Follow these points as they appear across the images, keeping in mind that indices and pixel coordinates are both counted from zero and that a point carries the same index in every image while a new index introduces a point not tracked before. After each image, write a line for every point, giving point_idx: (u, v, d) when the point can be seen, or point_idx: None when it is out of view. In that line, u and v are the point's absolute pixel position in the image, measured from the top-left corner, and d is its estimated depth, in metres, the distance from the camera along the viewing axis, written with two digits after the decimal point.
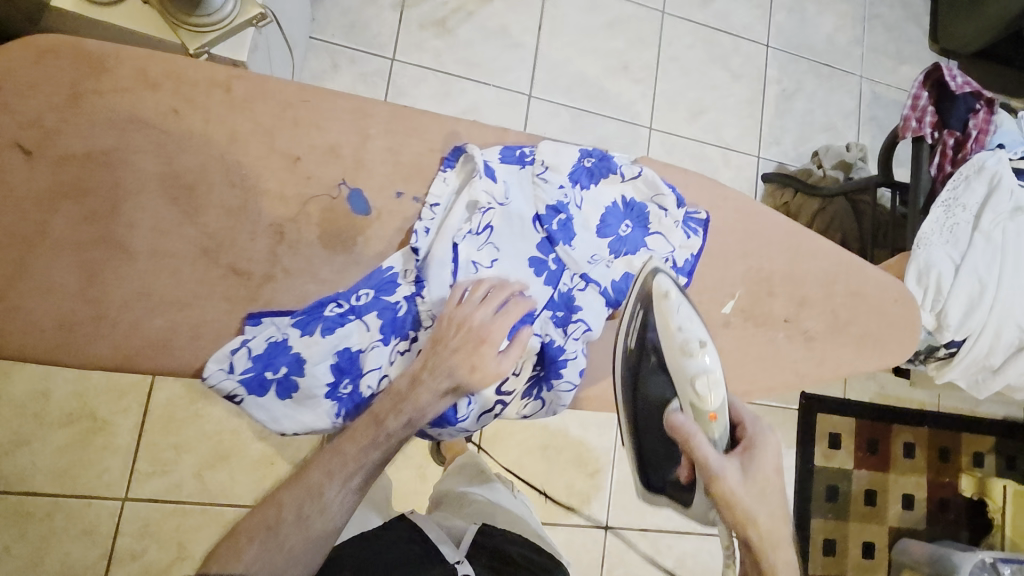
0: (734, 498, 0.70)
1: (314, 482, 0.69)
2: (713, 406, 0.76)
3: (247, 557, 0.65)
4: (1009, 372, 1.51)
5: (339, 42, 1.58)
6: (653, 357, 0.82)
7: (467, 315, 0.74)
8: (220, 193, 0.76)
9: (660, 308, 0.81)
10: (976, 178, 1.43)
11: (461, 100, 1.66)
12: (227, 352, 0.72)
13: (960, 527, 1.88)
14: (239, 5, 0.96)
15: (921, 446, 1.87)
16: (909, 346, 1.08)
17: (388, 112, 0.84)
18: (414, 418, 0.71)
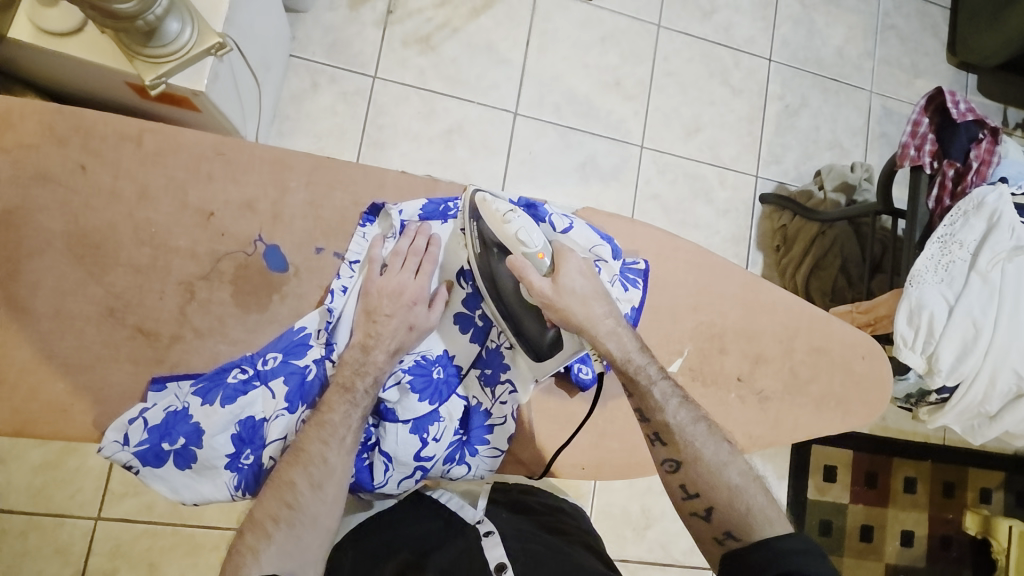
0: (558, 304, 0.75)
1: (313, 454, 0.71)
2: (537, 246, 0.75)
3: (277, 539, 0.68)
4: (1006, 420, 1.40)
5: (320, 60, 1.52)
6: (495, 250, 0.78)
7: (391, 281, 0.77)
8: (129, 251, 0.74)
9: (483, 208, 0.77)
10: (974, 214, 1.32)
11: (445, 119, 1.58)
12: (125, 421, 0.71)
13: (963, 566, 1.78)
14: (197, 33, 0.94)
15: (923, 481, 1.77)
16: (880, 405, 1.02)
17: (310, 164, 0.81)
18: (379, 375, 0.75)
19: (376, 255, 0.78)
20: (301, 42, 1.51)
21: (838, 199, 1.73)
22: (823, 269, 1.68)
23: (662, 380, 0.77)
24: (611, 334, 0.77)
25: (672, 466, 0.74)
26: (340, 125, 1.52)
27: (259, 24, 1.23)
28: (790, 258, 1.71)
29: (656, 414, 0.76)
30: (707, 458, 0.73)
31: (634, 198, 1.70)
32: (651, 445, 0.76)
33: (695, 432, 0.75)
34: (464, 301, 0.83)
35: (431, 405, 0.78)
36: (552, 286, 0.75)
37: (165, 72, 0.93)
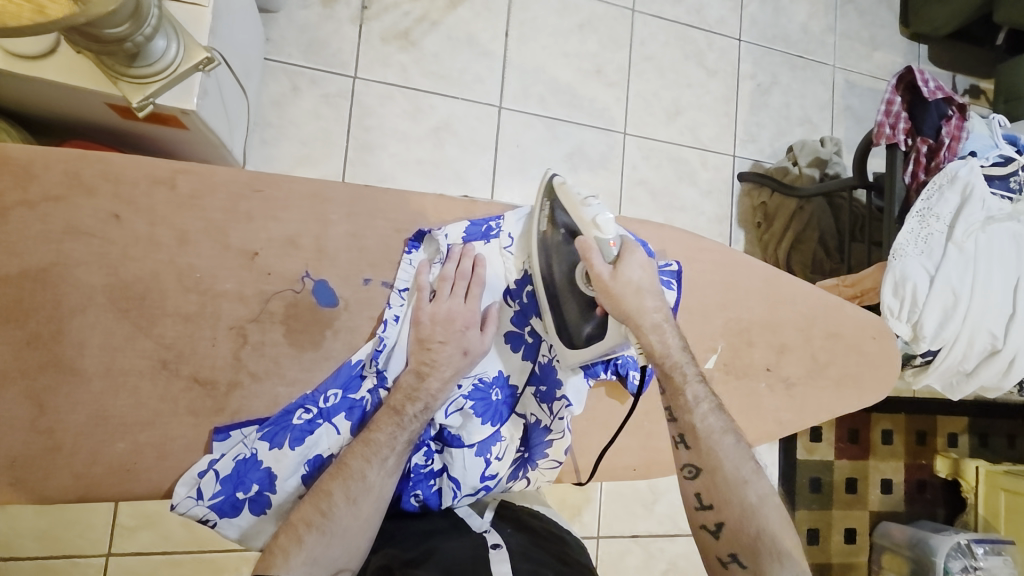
0: (612, 290, 0.75)
1: (354, 469, 0.68)
2: (609, 234, 0.78)
3: (308, 544, 0.62)
4: (981, 375, 1.50)
5: (297, 62, 1.42)
6: (563, 231, 0.81)
7: (441, 308, 0.76)
8: (174, 300, 0.72)
9: (562, 191, 0.82)
10: (948, 188, 1.38)
11: (432, 117, 1.51)
12: (195, 475, 0.71)
13: (937, 506, 1.94)
14: (184, 48, 0.86)
15: (899, 432, 1.90)
16: (888, 379, 1.09)
17: (348, 195, 0.80)
18: (431, 402, 0.73)
19: (424, 283, 0.77)
20: (276, 43, 1.40)
21: (813, 174, 1.77)
22: (803, 243, 1.75)
23: (698, 384, 0.75)
24: (655, 328, 0.76)
25: (692, 472, 0.74)
26: (324, 130, 1.44)
27: (237, 30, 1.15)
28: (771, 234, 1.76)
29: (685, 415, 0.75)
30: (727, 472, 0.72)
31: (622, 184, 1.69)
32: (675, 446, 0.75)
33: (718, 443, 0.73)
34: (512, 320, 0.84)
35: (493, 426, 0.81)
36: (610, 272, 0.76)
37: (153, 93, 0.85)
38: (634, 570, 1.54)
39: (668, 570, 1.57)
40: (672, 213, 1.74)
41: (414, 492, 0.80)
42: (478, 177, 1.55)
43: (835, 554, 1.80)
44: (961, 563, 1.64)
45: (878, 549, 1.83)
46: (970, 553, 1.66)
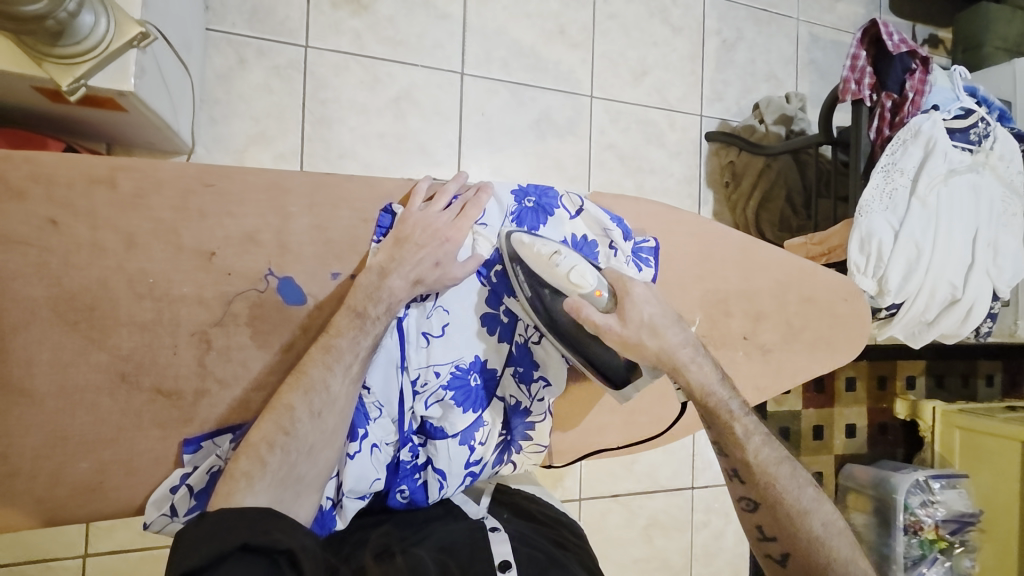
0: (630, 340, 0.73)
1: (316, 380, 0.67)
2: (591, 285, 0.75)
3: (272, 465, 0.62)
4: (942, 323, 1.54)
5: (241, 32, 1.32)
6: (544, 291, 0.78)
7: (429, 214, 0.77)
8: (127, 308, 0.67)
9: (524, 252, 0.78)
10: (912, 143, 1.39)
11: (391, 87, 1.43)
12: (166, 492, 0.68)
13: (897, 446, 2.04)
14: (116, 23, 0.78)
15: (862, 378, 1.98)
16: (859, 339, 1.12)
17: (309, 184, 0.75)
18: (392, 304, 0.72)
19: (419, 189, 0.77)
20: (216, 12, 1.30)
21: (779, 132, 1.77)
22: (771, 202, 1.76)
23: (744, 418, 0.74)
24: (691, 362, 0.74)
25: (750, 505, 0.76)
26: (276, 105, 1.35)
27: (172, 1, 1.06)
28: (740, 193, 1.76)
29: (736, 451, 0.76)
30: (787, 505, 0.73)
31: (592, 149, 1.65)
32: (731, 481, 0.78)
33: (775, 475, 0.74)
34: (486, 299, 0.82)
35: (475, 413, 0.80)
36: (621, 320, 0.73)
37: (84, 73, 0.77)
38: (617, 528, 1.59)
39: (649, 526, 1.63)
40: (642, 176, 1.72)
41: (400, 487, 0.78)
42: (443, 149, 1.49)
43: None
44: (920, 498, 1.75)
45: (843, 489, 1.92)
46: (928, 488, 1.77)
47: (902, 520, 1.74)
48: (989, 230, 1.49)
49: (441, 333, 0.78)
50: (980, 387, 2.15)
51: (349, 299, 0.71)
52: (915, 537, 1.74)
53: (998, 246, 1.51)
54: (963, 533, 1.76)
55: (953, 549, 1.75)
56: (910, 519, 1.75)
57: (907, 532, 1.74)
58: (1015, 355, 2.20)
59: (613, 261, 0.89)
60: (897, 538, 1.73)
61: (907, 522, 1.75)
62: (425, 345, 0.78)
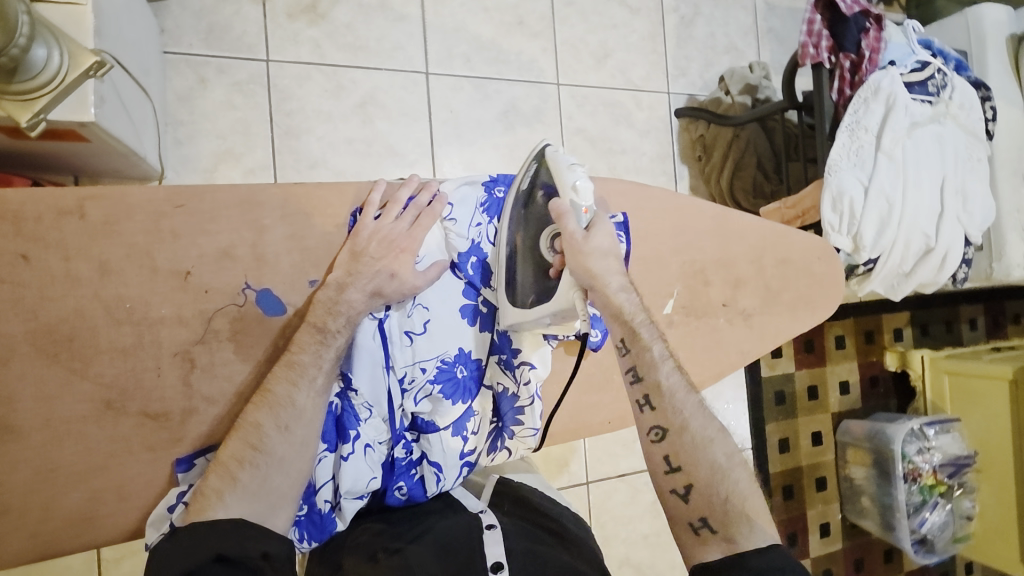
0: (581, 251, 0.74)
1: (281, 396, 0.68)
2: (584, 202, 0.78)
3: (243, 481, 0.63)
4: (920, 273, 1.57)
5: (199, 52, 1.32)
6: (541, 196, 0.82)
7: (383, 227, 0.77)
8: (107, 335, 0.67)
9: (550, 155, 0.84)
10: (874, 100, 1.41)
11: (354, 93, 1.43)
12: (165, 512, 0.67)
13: (889, 398, 2.08)
14: (69, 53, 0.77)
15: (849, 335, 2.01)
16: (837, 295, 1.14)
17: (279, 195, 0.75)
18: (353, 315, 0.73)
19: (370, 201, 0.78)
20: (172, 34, 1.29)
21: (745, 101, 1.79)
22: (743, 170, 1.78)
23: (659, 342, 0.75)
24: (622, 293, 0.75)
25: (658, 434, 0.72)
26: (241, 121, 1.35)
27: (125, 28, 1.05)
28: (712, 165, 1.78)
29: (649, 375, 0.74)
30: (694, 431, 0.71)
31: (562, 136, 1.67)
32: (640, 411, 0.74)
33: (683, 404, 0.73)
34: (463, 292, 0.84)
35: (464, 403, 0.81)
36: (583, 234, 0.75)
37: (43, 108, 0.76)
38: (623, 505, 1.62)
39: (654, 501, 1.65)
40: (614, 158, 1.73)
41: (398, 485, 0.79)
42: (414, 150, 1.50)
43: (804, 457, 1.93)
44: (916, 446, 1.79)
45: (841, 445, 1.97)
46: (923, 435, 1.81)
47: (901, 470, 1.77)
48: (955, 177, 1.52)
49: (423, 330, 0.80)
50: (965, 331, 2.19)
51: (324, 305, 0.73)
52: (915, 484, 1.77)
53: (966, 193, 1.54)
54: (961, 476, 1.81)
55: (952, 491, 1.79)
56: (909, 467, 1.78)
57: (907, 481, 1.77)
58: (995, 297, 2.24)
59: None
60: (898, 487, 1.77)
61: (906, 471, 1.77)
62: (409, 344, 0.79)
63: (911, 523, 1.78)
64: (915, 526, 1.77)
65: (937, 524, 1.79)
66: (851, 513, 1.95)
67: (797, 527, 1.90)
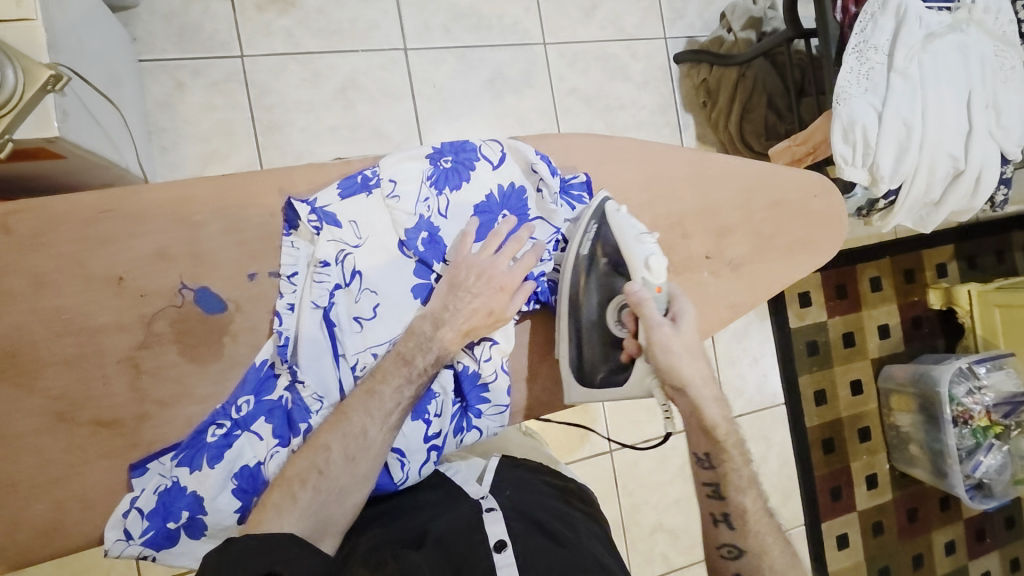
0: (673, 351, 0.76)
1: (355, 424, 0.71)
2: (658, 282, 0.78)
3: (302, 501, 0.67)
4: (950, 201, 1.43)
5: (174, 56, 1.30)
6: (603, 263, 0.82)
7: (485, 265, 0.78)
8: (50, 347, 0.67)
9: (615, 218, 0.82)
10: (881, 14, 1.28)
11: (334, 79, 1.39)
12: (121, 516, 0.68)
13: (936, 337, 1.94)
14: (21, 67, 0.67)
15: (886, 276, 1.87)
16: (839, 235, 1.02)
17: (211, 190, 0.73)
18: (441, 354, 0.76)
19: (470, 233, 0.79)
20: (144, 41, 1.27)
21: (749, 38, 1.63)
22: (752, 112, 1.62)
23: (748, 468, 0.78)
24: (713, 398, 0.77)
25: (732, 552, 0.77)
26: (223, 121, 1.33)
27: (87, 39, 1.03)
28: (719, 110, 1.64)
29: (732, 496, 0.78)
30: (774, 557, 0.75)
31: (554, 99, 1.58)
32: (715, 525, 0.79)
33: (763, 528, 0.77)
34: (414, 272, 0.80)
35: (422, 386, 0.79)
36: (669, 327, 0.77)
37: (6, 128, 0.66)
38: (651, 470, 1.57)
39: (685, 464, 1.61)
40: (612, 115, 1.64)
41: None
42: (401, 130, 1.45)
43: (844, 408, 1.83)
44: (965, 386, 1.66)
45: (885, 393, 1.85)
46: (973, 374, 1.67)
47: (950, 413, 1.64)
48: (984, 89, 1.34)
49: (373, 315, 0.77)
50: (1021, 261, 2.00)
51: (417, 339, 0.75)
52: (966, 427, 1.65)
53: (1001, 105, 1.36)
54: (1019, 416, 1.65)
55: (1010, 432, 1.66)
56: (958, 410, 1.66)
57: (957, 425, 1.65)
58: None
59: (542, 206, 0.85)
60: (947, 432, 1.64)
61: (955, 414, 1.65)
62: (359, 330, 0.77)
63: (963, 468, 1.65)
64: (968, 471, 1.65)
65: (993, 467, 1.65)
66: (899, 462, 1.84)
67: (841, 480, 1.81)
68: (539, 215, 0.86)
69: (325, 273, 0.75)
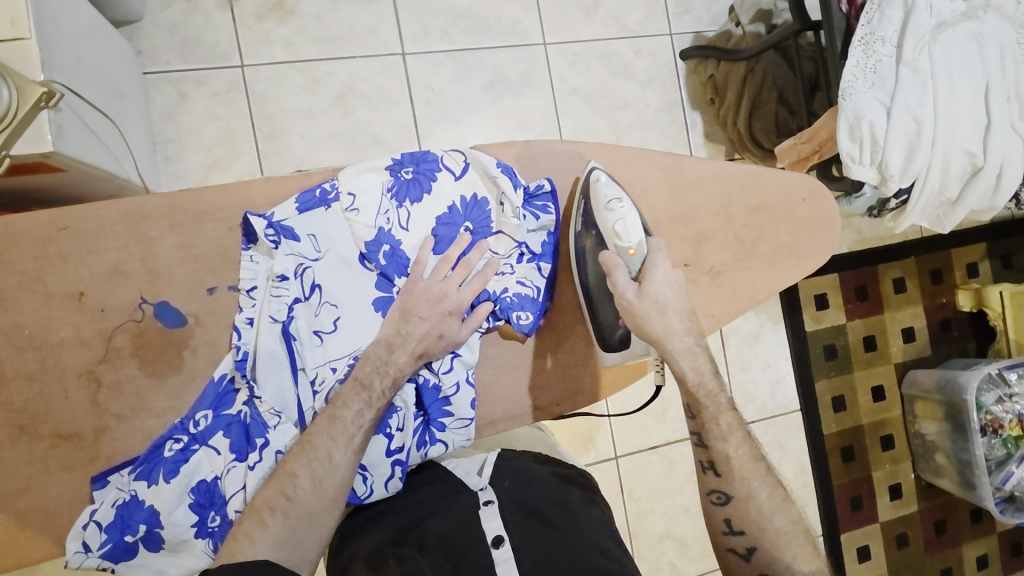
0: (636, 310, 0.78)
1: (320, 450, 0.71)
2: (629, 242, 0.81)
3: (273, 528, 0.68)
4: (969, 199, 1.25)
5: (177, 67, 1.30)
6: (593, 234, 0.85)
7: (434, 290, 0.78)
8: (12, 361, 0.69)
9: (595, 189, 0.84)
10: (889, 3, 1.14)
11: (332, 86, 1.37)
12: (79, 528, 0.69)
13: (966, 341, 1.81)
14: (16, 84, 0.69)
15: (911, 277, 1.77)
16: (831, 240, 0.98)
17: (165, 206, 0.74)
18: (399, 376, 0.75)
19: (423, 258, 0.79)
20: (148, 54, 1.27)
21: (758, 30, 1.52)
22: (761, 108, 1.51)
23: (726, 414, 0.77)
24: (686, 352, 0.78)
25: (721, 498, 0.76)
26: (226, 130, 1.32)
27: (93, 55, 1.01)
28: (727, 106, 1.54)
29: (716, 444, 0.77)
30: (760, 501, 0.74)
31: (555, 99, 1.53)
32: (703, 473, 0.78)
33: (751, 476, 0.75)
34: (376, 286, 0.79)
35: None
36: (633, 290, 0.78)
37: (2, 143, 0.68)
38: (660, 478, 1.49)
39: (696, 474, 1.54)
40: (615, 114, 1.58)
41: None
42: (399, 135, 1.42)
43: (864, 415, 1.73)
44: (994, 394, 1.52)
45: (909, 400, 1.74)
46: (1003, 381, 1.54)
47: (977, 422, 1.50)
48: (1004, 80, 1.16)
49: (333, 329, 0.77)
50: None
51: (373, 363, 0.75)
52: (996, 437, 1.51)
53: None
54: None
55: None
56: (986, 418, 1.52)
57: (985, 434, 1.51)
58: None
59: (505, 218, 0.85)
60: (974, 442, 1.51)
61: (983, 423, 1.51)
62: (319, 343, 0.76)
63: (991, 481, 1.52)
64: (997, 483, 1.51)
65: None
66: (926, 472, 1.73)
67: (862, 489, 1.72)
68: (502, 228, 0.85)
69: (283, 287, 0.75)
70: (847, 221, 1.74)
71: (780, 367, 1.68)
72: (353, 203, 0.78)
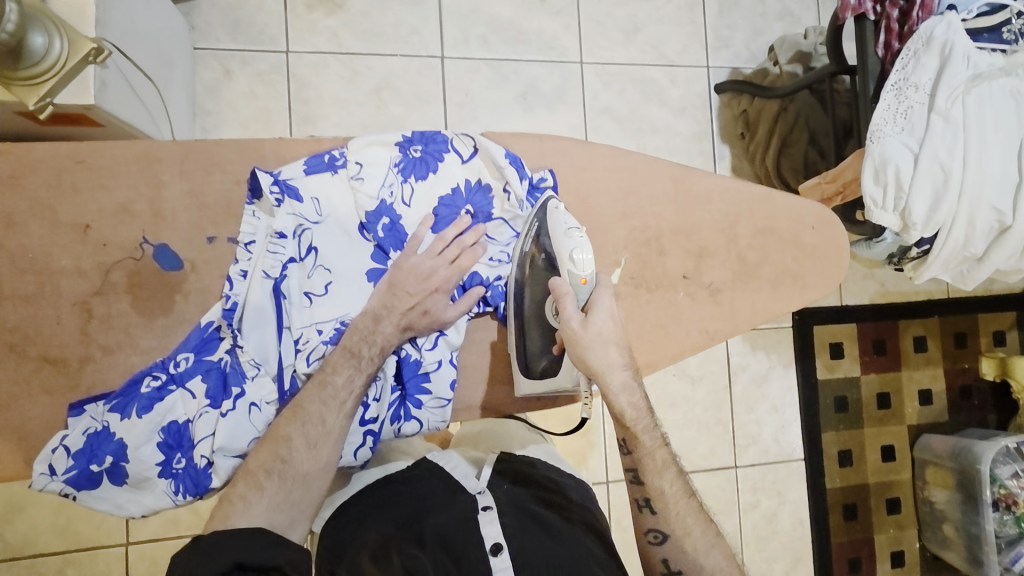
0: (581, 341, 0.74)
1: (313, 413, 0.71)
2: (582, 273, 0.78)
3: (269, 491, 0.68)
4: (995, 258, 1.21)
5: (225, 45, 1.35)
6: (542, 256, 0.82)
7: (424, 267, 0.79)
8: (11, 282, 0.71)
9: (552, 215, 0.81)
10: (925, 53, 1.09)
11: (369, 79, 1.41)
12: (48, 451, 0.70)
13: (987, 412, 1.73)
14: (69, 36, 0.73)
15: (934, 337, 1.71)
16: (836, 274, 0.95)
17: (179, 152, 0.76)
18: (387, 346, 0.76)
19: (421, 233, 0.80)
20: (201, 30, 1.33)
21: (795, 71, 1.51)
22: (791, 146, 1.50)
23: (661, 451, 0.78)
24: (624, 387, 0.75)
25: (656, 539, 0.78)
26: (263, 110, 1.37)
27: (148, 21, 1.06)
28: (756, 142, 1.53)
29: (651, 481, 0.78)
30: (694, 538, 0.77)
31: (586, 117, 1.55)
32: (640, 511, 0.79)
33: (683, 512, 0.78)
34: (372, 257, 0.80)
35: None
36: (581, 322, 0.74)
37: (50, 91, 0.72)
38: None
39: None
40: (643, 138, 1.59)
41: None
42: None
43: (871, 473, 1.66)
44: (1011, 468, 1.45)
45: (920, 464, 1.66)
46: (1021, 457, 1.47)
47: (988, 494, 1.43)
48: None
49: (324, 291, 0.77)
50: None
51: (360, 333, 0.75)
52: (1008, 513, 1.42)
53: None
54: None
55: None
56: (999, 492, 1.44)
57: (997, 508, 1.43)
58: None
59: (507, 206, 0.85)
60: (985, 515, 1.44)
61: (995, 496, 1.43)
62: (308, 304, 0.76)
63: (1000, 559, 1.44)
64: (1006, 562, 1.43)
65: None
66: (931, 542, 1.64)
67: (861, 552, 1.64)
68: (502, 216, 0.86)
69: (280, 245, 0.76)
70: (871, 272, 1.69)
71: (786, 412, 1.62)
72: (359, 172, 0.79)
